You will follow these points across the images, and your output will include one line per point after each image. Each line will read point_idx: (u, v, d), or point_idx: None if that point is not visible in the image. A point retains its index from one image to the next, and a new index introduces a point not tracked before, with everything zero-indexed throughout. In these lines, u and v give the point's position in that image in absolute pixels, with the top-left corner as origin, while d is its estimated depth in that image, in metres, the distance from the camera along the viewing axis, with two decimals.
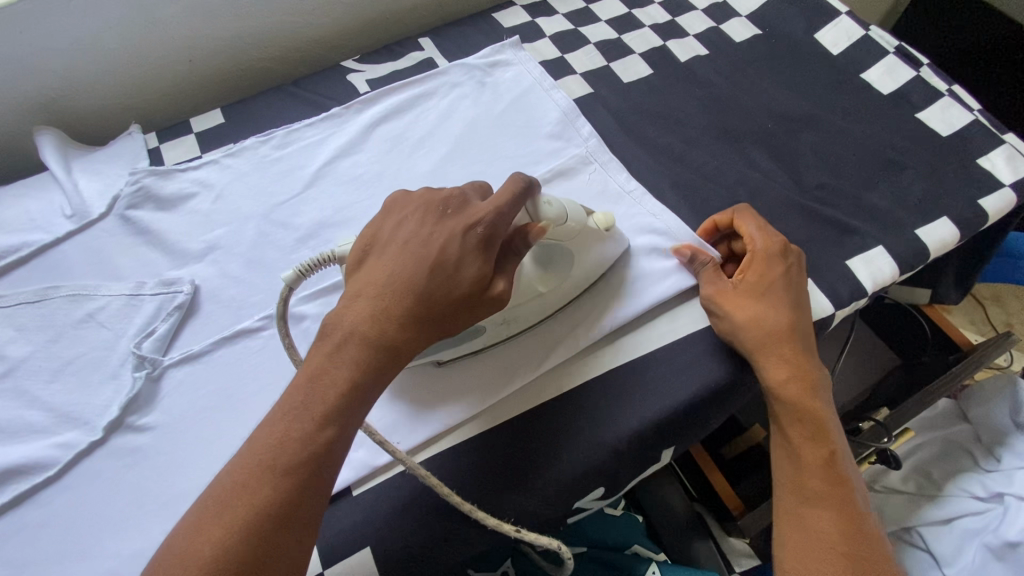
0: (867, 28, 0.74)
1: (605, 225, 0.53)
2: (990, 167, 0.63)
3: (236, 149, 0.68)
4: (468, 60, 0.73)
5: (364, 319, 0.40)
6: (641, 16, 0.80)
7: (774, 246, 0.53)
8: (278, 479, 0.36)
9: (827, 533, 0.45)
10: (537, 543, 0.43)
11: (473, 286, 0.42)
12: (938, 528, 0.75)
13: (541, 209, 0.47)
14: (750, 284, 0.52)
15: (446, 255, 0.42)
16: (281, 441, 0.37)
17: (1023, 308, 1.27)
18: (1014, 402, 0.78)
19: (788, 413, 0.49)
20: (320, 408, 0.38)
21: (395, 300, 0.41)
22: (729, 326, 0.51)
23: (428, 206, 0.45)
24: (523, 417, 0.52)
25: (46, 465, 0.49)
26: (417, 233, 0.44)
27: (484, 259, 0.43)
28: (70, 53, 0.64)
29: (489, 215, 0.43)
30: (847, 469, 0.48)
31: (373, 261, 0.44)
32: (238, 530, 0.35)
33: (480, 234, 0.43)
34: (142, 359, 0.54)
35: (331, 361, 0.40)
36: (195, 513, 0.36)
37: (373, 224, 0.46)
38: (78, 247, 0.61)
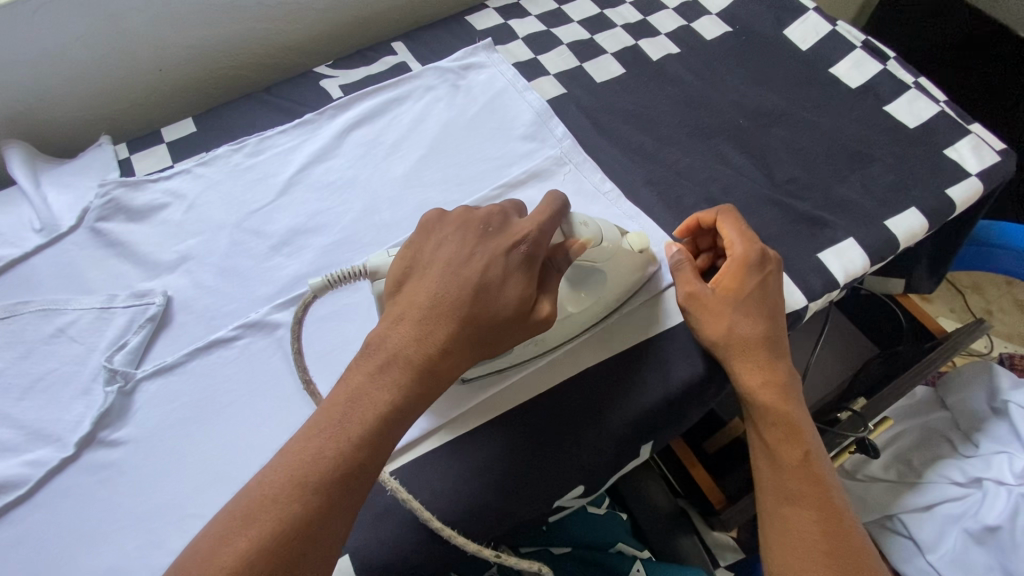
0: (834, 23, 0.75)
1: (639, 247, 0.53)
2: (957, 157, 0.64)
3: (208, 158, 0.67)
4: (441, 63, 0.73)
5: (411, 342, 0.40)
6: (613, 16, 0.80)
7: (753, 254, 0.52)
8: (311, 495, 0.36)
9: (810, 532, 0.45)
10: (516, 567, 0.45)
11: (518, 309, 0.42)
12: (920, 515, 0.77)
13: (576, 228, 0.48)
14: (726, 292, 0.52)
15: (492, 275, 0.42)
16: (315, 458, 0.37)
17: (1001, 295, 1.29)
18: (991, 387, 0.79)
19: (764, 416, 0.49)
20: (359, 425, 0.38)
21: (438, 322, 0.41)
22: (703, 331, 0.52)
23: (469, 223, 0.45)
24: (501, 419, 0.51)
25: (15, 485, 0.48)
26: (460, 252, 0.43)
27: (529, 280, 0.43)
28: (36, 66, 0.63)
29: (532, 234, 0.43)
30: (822, 469, 0.48)
31: (414, 286, 0.43)
32: (268, 544, 0.34)
33: (524, 255, 0.43)
34: (114, 373, 0.53)
35: (373, 382, 0.39)
36: (217, 528, 0.35)
37: (412, 244, 0.45)
38: (48, 261, 0.60)
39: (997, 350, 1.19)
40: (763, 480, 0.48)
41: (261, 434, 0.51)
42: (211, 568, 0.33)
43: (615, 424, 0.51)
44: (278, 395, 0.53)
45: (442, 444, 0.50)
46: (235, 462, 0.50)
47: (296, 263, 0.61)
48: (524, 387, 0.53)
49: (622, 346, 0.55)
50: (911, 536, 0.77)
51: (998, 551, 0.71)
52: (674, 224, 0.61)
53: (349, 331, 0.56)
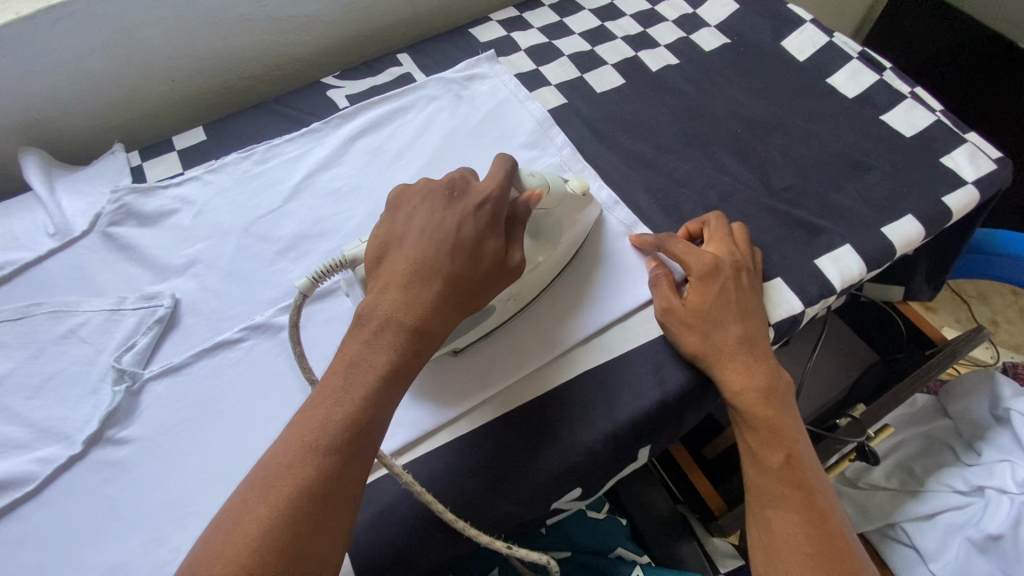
0: (831, 35, 0.76)
1: (581, 189, 0.56)
2: (953, 165, 0.65)
3: (217, 165, 0.69)
4: (445, 74, 0.75)
5: (400, 307, 0.43)
6: (614, 28, 0.82)
7: (705, 263, 0.53)
8: (324, 456, 0.37)
9: (793, 534, 0.45)
10: (528, 558, 0.44)
11: (496, 259, 0.46)
12: (921, 524, 0.79)
13: (524, 180, 0.51)
14: (693, 303, 0.53)
15: (465, 236, 0.45)
16: (322, 423, 0.38)
17: (1007, 305, 1.29)
18: (993, 396, 0.78)
19: (748, 420, 0.50)
20: (361, 388, 0.40)
21: (427, 286, 0.43)
22: (680, 345, 0.53)
23: (430, 193, 0.48)
24: (499, 421, 0.52)
25: (24, 481, 0.49)
26: (431, 220, 0.46)
27: (496, 232, 0.47)
28: (54, 77, 0.66)
29: (488, 191, 0.47)
30: (808, 471, 0.48)
31: (394, 259, 0.45)
32: (285, 509, 0.35)
33: (488, 212, 0.47)
34: (122, 373, 0.54)
35: (370, 347, 0.42)
36: (237, 503, 0.37)
37: (383, 224, 0.47)
38: (61, 264, 0.62)
39: (1004, 360, 1.18)
40: (750, 483, 0.49)
41: (265, 434, 0.52)
42: (233, 540, 0.34)
43: (614, 425, 0.52)
44: (281, 396, 0.54)
45: (440, 445, 0.51)
46: (239, 461, 0.51)
47: (301, 267, 0.62)
48: (527, 384, 0.54)
49: (616, 351, 0.55)
50: (912, 545, 0.80)
51: (1000, 561, 0.71)
52: (672, 230, 0.62)
53: None
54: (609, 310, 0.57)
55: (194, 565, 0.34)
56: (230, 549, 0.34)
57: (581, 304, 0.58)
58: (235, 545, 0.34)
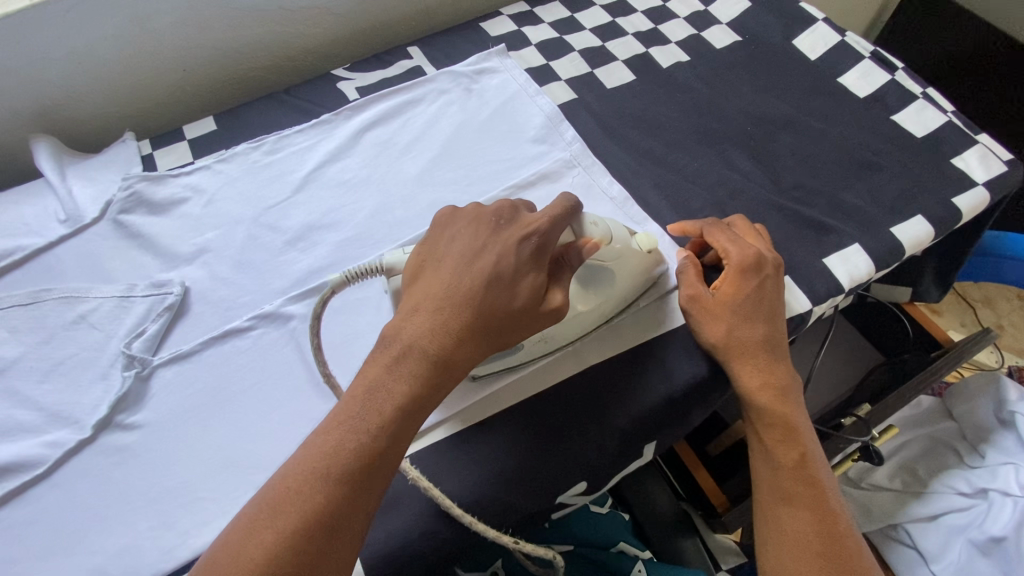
0: (843, 34, 0.76)
1: (647, 247, 0.54)
2: (964, 166, 0.65)
3: (228, 154, 0.69)
4: (456, 68, 0.75)
5: (426, 333, 0.41)
6: (625, 24, 0.82)
7: (749, 258, 0.52)
8: (336, 485, 0.37)
9: (805, 533, 0.45)
10: (535, 554, 0.46)
11: (532, 297, 0.44)
12: (925, 525, 0.78)
13: (587, 229, 0.48)
14: (725, 297, 0.52)
15: (504, 268, 0.43)
16: (336, 450, 0.38)
17: (1013, 309, 1.29)
18: (998, 399, 0.79)
19: (762, 417, 0.50)
20: (376, 417, 0.39)
21: (454, 314, 0.42)
22: (703, 333, 0.52)
23: (478, 219, 0.46)
24: (506, 413, 0.52)
25: (35, 463, 0.50)
26: (473, 244, 0.45)
27: (538, 272, 0.44)
28: (67, 64, 0.66)
29: (541, 227, 0.45)
30: (819, 471, 0.48)
31: (427, 280, 0.44)
32: (291, 535, 0.35)
33: (534, 249, 0.44)
34: (131, 359, 0.55)
35: (389, 373, 0.41)
36: (245, 519, 0.37)
37: (428, 240, 0.47)
38: (72, 250, 0.62)
39: (1008, 364, 1.18)
40: (761, 481, 0.49)
41: (273, 422, 0.53)
42: (238, 559, 0.35)
43: (622, 420, 0.52)
44: (290, 385, 0.54)
45: (446, 437, 0.51)
46: (247, 449, 0.51)
47: (311, 257, 0.62)
48: (533, 381, 0.54)
49: (625, 347, 0.55)
50: (915, 547, 0.79)
51: (1003, 562, 0.72)
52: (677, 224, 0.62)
53: (360, 324, 0.57)
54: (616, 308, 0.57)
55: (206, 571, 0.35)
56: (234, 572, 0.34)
57: None
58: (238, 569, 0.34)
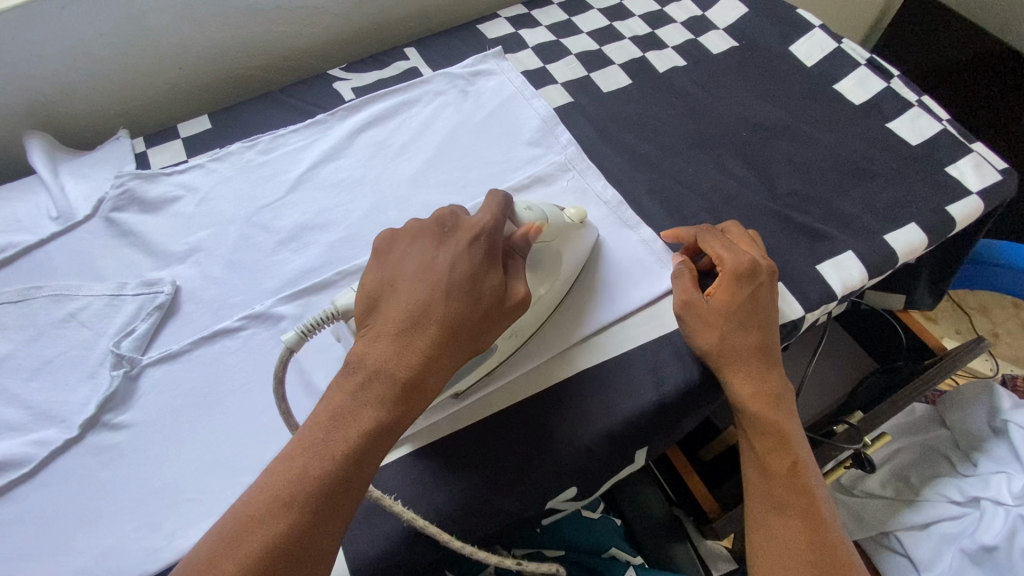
0: (840, 40, 0.76)
1: (579, 219, 0.55)
2: (958, 175, 0.65)
3: (222, 154, 0.69)
4: (452, 70, 0.75)
5: (390, 357, 0.41)
6: (622, 28, 0.82)
7: (742, 266, 0.52)
8: (299, 513, 0.37)
9: (794, 541, 0.45)
10: (536, 572, 0.47)
11: (493, 299, 0.45)
12: (917, 533, 0.78)
13: (520, 215, 0.50)
14: (718, 305, 0.52)
15: (461, 276, 0.44)
16: (300, 477, 0.38)
17: (1008, 318, 1.29)
18: (991, 407, 0.79)
19: (753, 424, 0.50)
20: (342, 442, 0.39)
21: (418, 332, 0.42)
22: (695, 339, 0.52)
23: (424, 233, 0.47)
24: (495, 417, 0.52)
25: (20, 463, 0.50)
26: (426, 259, 0.45)
27: (494, 272, 0.46)
28: (61, 61, 0.66)
29: (486, 226, 0.46)
30: (811, 479, 0.48)
31: (388, 305, 0.44)
32: (254, 567, 0.35)
33: (485, 249, 0.46)
34: (120, 358, 0.54)
35: (355, 399, 0.41)
36: (208, 547, 0.36)
37: (376, 267, 0.46)
38: (62, 248, 0.62)
39: (1002, 372, 1.18)
40: (751, 488, 0.49)
41: (262, 424, 0.52)
42: None
43: (614, 425, 0.52)
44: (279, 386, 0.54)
45: (434, 440, 0.51)
46: (235, 450, 0.51)
47: (303, 257, 0.62)
48: (523, 384, 0.53)
49: (615, 352, 0.55)
50: (906, 554, 0.78)
51: (993, 570, 0.72)
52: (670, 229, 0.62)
53: None
54: (607, 312, 0.57)
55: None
56: None
57: (579, 303, 0.57)
58: None
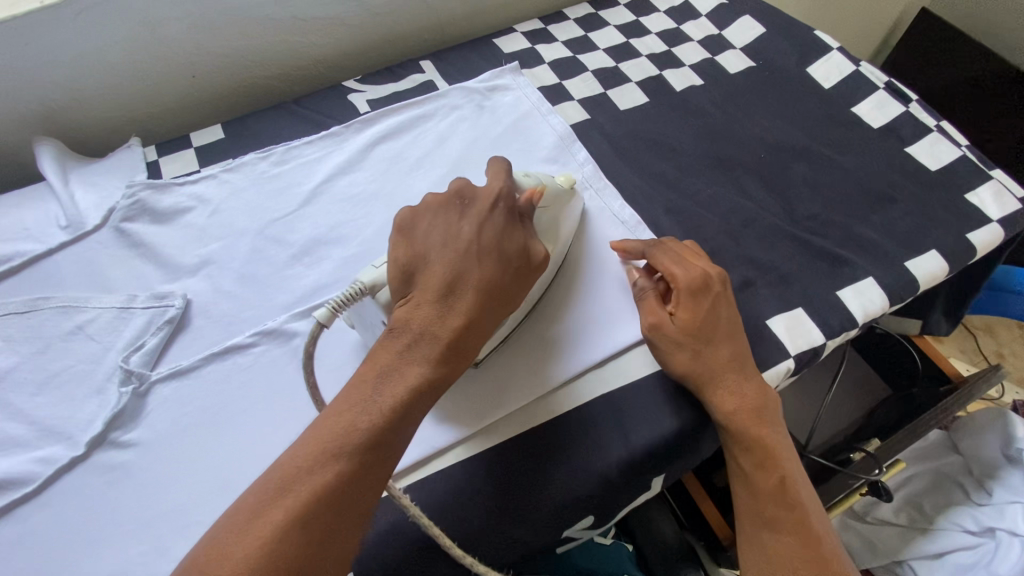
0: (858, 63, 0.76)
1: (569, 184, 0.58)
2: (978, 201, 0.64)
3: (234, 164, 0.68)
4: (468, 84, 0.74)
5: (434, 320, 0.42)
6: (639, 46, 0.81)
7: (693, 279, 0.52)
8: (345, 464, 0.37)
9: (789, 559, 0.45)
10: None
11: (522, 263, 0.46)
12: (929, 562, 0.77)
13: (520, 181, 0.53)
14: (683, 324, 0.51)
15: (494, 241, 0.46)
16: (348, 431, 0.38)
17: (1014, 339, 1.29)
18: (1006, 437, 0.78)
19: (739, 441, 0.49)
20: (390, 398, 0.40)
21: (460, 295, 0.43)
22: (669, 363, 0.51)
23: (452, 200, 0.48)
24: (511, 442, 0.51)
25: (24, 481, 0.48)
26: (460, 227, 0.46)
27: (522, 238, 0.47)
28: (73, 67, 0.65)
29: (508, 198, 0.48)
30: (800, 490, 0.48)
31: (427, 270, 0.44)
32: (300, 517, 0.35)
33: (507, 215, 0.48)
34: (129, 374, 0.53)
35: (400, 358, 0.41)
36: (251, 500, 0.36)
37: (407, 233, 0.46)
38: (71, 258, 0.61)
39: (1008, 394, 1.18)
40: (742, 504, 0.49)
41: (273, 443, 0.51)
42: (244, 545, 0.34)
43: (630, 451, 0.51)
44: (290, 405, 0.53)
45: (450, 465, 0.50)
46: (245, 470, 0.50)
47: (317, 272, 0.61)
48: (540, 408, 0.52)
49: (634, 377, 0.54)
50: None
51: None
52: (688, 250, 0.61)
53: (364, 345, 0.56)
54: (626, 335, 0.55)
55: (199, 565, 0.34)
56: (237, 557, 0.33)
57: (596, 324, 0.56)
58: (248, 549, 0.34)
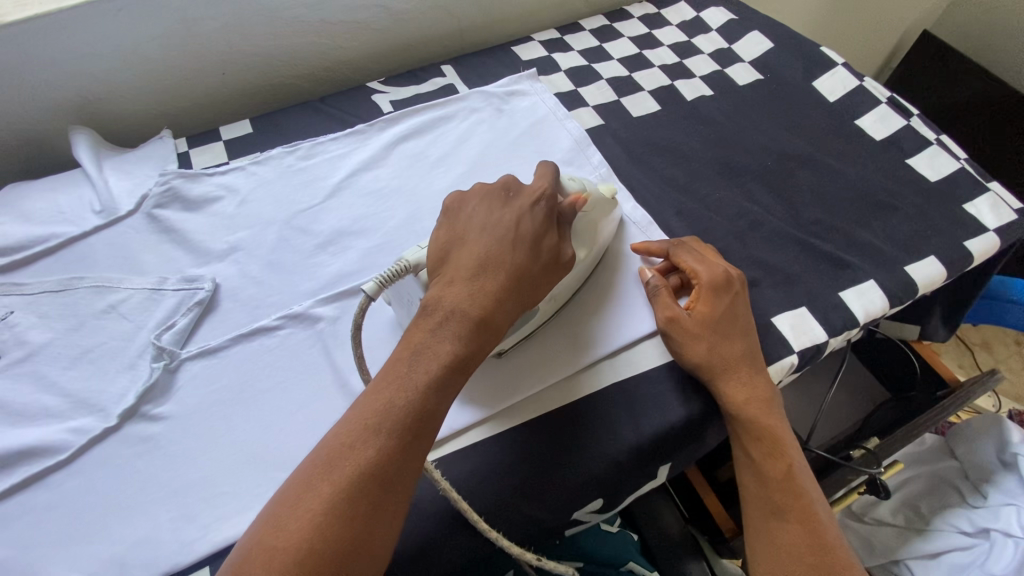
0: (861, 79, 0.79)
1: (610, 194, 0.61)
2: (975, 212, 0.67)
3: (263, 157, 0.71)
4: (488, 88, 0.78)
5: (465, 299, 0.44)
6: (651, 57, 0.85)
7: (718, 277, 0.55)
8: (385, 438, 0.39)
9: (797, 545, 0.47)
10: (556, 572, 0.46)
11: (551, 256, 0.49)
12: (926, 562, 0.79)
13: (566, 185, 0.56)
14: (702, 315, 0.54)
15: (524, 233, 0.48)
16: (385, 406, 0.40)
17: (1011, 355, 1.31)
18: (1000, 440, 0.80)
19: (750, 430, 0.51)
20: (424, 375, 0.42)
21: (490, 278, 0.45)
22: (685, 353, 0.53)
23: (489, 195, 0.51)
24: (527, 426, 0.53)
25: (57, 449, 0.50)
26: (491, 217, 0.49)
27: (552, 232, 0.50)
28: (111, 60, 0.68)
29: (545, 193, 0.51)
30: (805, 482, 0.50)
31: (459, 257, 0.47)
32: (345, 489, 0.37)
33: (544, 211, 0.50)
34: (161, 351, 0.56)
35: (433, 335, 0.43)
36: (299, 478, 0.38)
37: (446, 223, 0.50)
38: (105, 241, 0.64)
39: (1005, 408, 1.20)
40: (749, 495, 0.51)
41: (297, 421, 0.53)
42: (297, 516, 0.36)
43: (640, 437, 0.53)
44: (315, 384, 0.55)
45: (470, 444, 0.52)
46: (271, 445, 0.52)
47: (340, 261, 0.64)
48: (554, 394, 0.55)
49: (645, 367, 0.56)
50: None
51: None
52: None
53: (387, 330, 0.58)
54: (636, 328, 0.58)
55: (255, 538, 0.36)
56: (292, 527, 0.36)
57: (610, 317, 0.59)
58: (300, 519, 0.36)
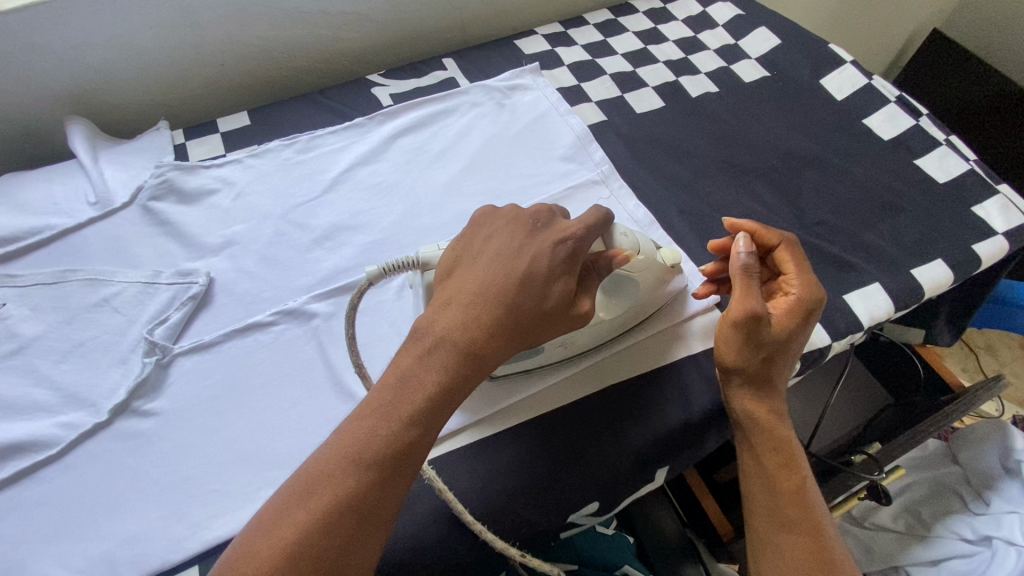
0: (870, 77, 0.78)
1: (671, 261, 0.54)
2: (984, 215, 0.66)
3: (260, 150, 0.70)
4: (490, 82, 0.76)
5: (457, 327, 0.42)
6: (656, 52, 0.84)
7: (814, 302, 0.51)
8: (364, 472, 0.38)
9: (805, 559, 0.46)
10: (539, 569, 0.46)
11: (563, 299, 0.45)
12: (926, 569, 0.78)
13: (616, 239, 0.50)
14: (788, 332, 0.50)
15: (535, 267, 0.45)
16: (368, 436, 0.39)
17: (1015, 358, 1.30)
18: (1004, 447, 0.79)
19: (765, 440, 0.50)
20: (409, 407, 0.40)
21: (488, 309, 0.43)
22: (744, 360, 0.49)
23: (516, 220, 0.48)
24: (524, 428, 0.52)
25: (48, 444, 0.50)
26: (507, 245, 0.46)
27: (569, 275, 0.46)
28: (108, 49, 0.67)
29: (575, 232, 0.46)
30: (814, 494, 0.50)
31: (462, 281, 0.45)
32: (320, 518, 0.36)
33: (568, 249, 0.46)
34: (153, 345, 0.55)
35: (420, 364, 0.42)
36: (278, 500, 0.38)
37: (461, 238, 0.48)
38: (99, 233, 0.63)
39: (1009, 412, 1.18)
40: (757, 505, 0.50)
41: (290, 419, 0.52)
42: (270, 538, 0.36)
43: (639, 442, 0.52)
44: (308, 382, 0.54)
45: (465, 444, 0.51)
46: (263, 442, 0.51)
47: (336, 257, 0.63)
48: (551, 397, 0.54)
49: (644, 368, 0.55)
50: None
51: None
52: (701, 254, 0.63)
53: (383, 327, 0.57)
54: (637, 332, 0.57)
55: (231, 553, 0.36)
56: (264, 550, 0.35)
57: None
58: (273, 543, 0.35)
